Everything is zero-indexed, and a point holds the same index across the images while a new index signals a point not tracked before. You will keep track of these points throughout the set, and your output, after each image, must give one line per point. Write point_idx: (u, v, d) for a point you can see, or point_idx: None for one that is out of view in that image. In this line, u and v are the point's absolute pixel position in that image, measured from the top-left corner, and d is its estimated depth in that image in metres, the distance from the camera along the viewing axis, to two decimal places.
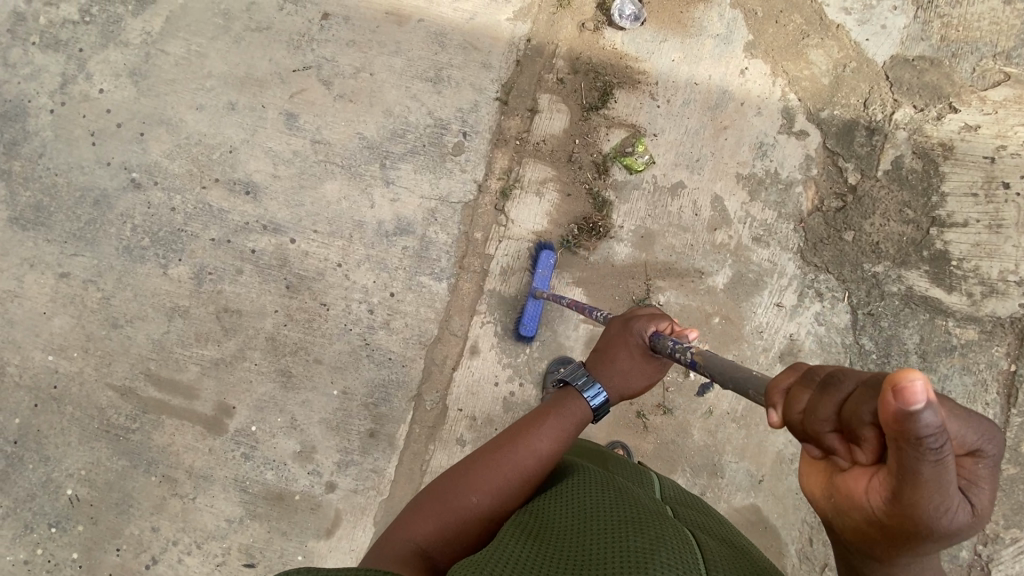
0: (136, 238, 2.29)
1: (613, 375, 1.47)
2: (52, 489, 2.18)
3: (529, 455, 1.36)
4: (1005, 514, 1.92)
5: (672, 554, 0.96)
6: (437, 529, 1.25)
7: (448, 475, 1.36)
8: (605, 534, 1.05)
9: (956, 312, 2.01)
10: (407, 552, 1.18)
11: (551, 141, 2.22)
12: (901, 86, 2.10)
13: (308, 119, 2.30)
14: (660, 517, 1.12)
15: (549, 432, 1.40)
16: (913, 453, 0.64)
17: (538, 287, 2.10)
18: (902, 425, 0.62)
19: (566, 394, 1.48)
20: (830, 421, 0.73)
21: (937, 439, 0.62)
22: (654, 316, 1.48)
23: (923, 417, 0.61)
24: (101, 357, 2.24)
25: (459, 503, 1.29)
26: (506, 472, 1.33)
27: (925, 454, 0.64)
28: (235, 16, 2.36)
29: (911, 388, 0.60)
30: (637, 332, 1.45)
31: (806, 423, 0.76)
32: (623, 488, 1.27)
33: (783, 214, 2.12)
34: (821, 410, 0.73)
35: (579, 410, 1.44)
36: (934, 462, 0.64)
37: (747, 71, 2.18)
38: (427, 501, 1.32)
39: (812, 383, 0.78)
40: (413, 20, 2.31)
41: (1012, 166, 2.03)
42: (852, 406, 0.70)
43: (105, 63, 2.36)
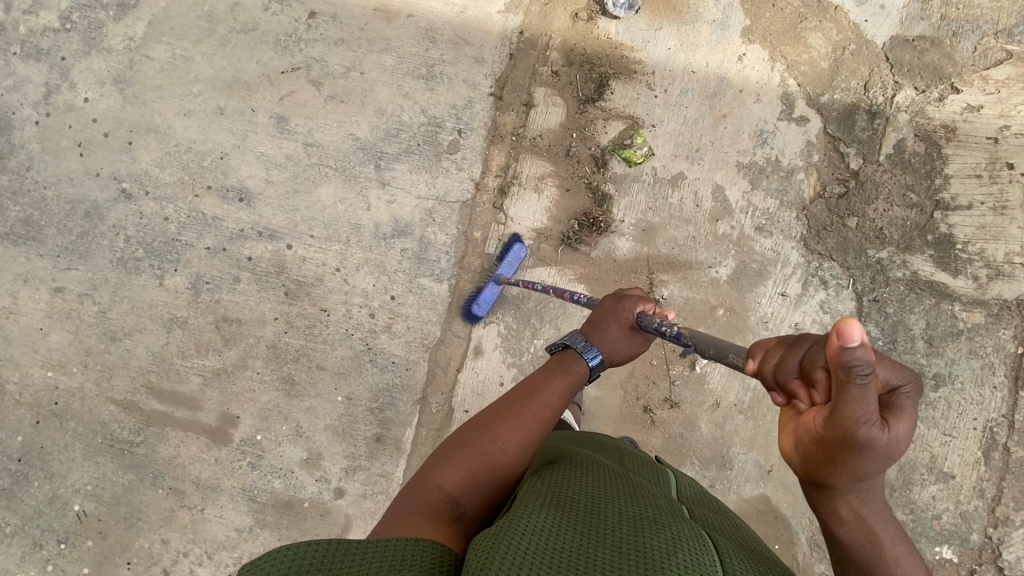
0: (130, 250, 2.26)
1: (609, 340, 1.47)
2: (59, 506, 2.17)
3: (546, 407, 1.38)
4: (1014, 496, 1.93)
5: (691, 555, 0.95)
6: (465, 477, 1.23)
7: (467, 427, 1.34)
8: (622, 525, 1.02)
9: (962, 296, 2.00)
10: (437, 501, 1.15)
11: (548, 136, 2.19)
12: (902, 68, 2.06)
13: (299, 122, 2.26)
14: (677, 517, 1.09)
15: (561, 386, 1.42)
16: (846, 381, 0.78)
17: (500, 273, 2.12)
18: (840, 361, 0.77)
19: (565, 357, 1.47)
20: (793, 370, 0.88)
21: (866, 370, 0.77)
22: (646, 294, 1.54)
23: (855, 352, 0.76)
24: (101, 371, 2.22)
25: (486, 451, 1.27)
26: (527, 422, 1.34)
27: (856, 382, 0.78)
28: (219, 18, 2.31)
29: (847, 333, 0.76)
30: (632, 304, 1.49)
31: (776, 374, 0.91)
32: (639, 484, 1.24)
33: (785, 202, 2.09)
34: (788, 361, 0.89)
35: (580, 371, 1.44)
36: (864, 391, 0.79)
37: (745, 57, 2.14)
38: (449, 452, 1.28)
39: (782, 342, 0.94)
40: (402, 16, 2.26)
41: (1015, 146, 2.00)
42: (809, 355, 0.86)
43: (89, 71, 2.31)
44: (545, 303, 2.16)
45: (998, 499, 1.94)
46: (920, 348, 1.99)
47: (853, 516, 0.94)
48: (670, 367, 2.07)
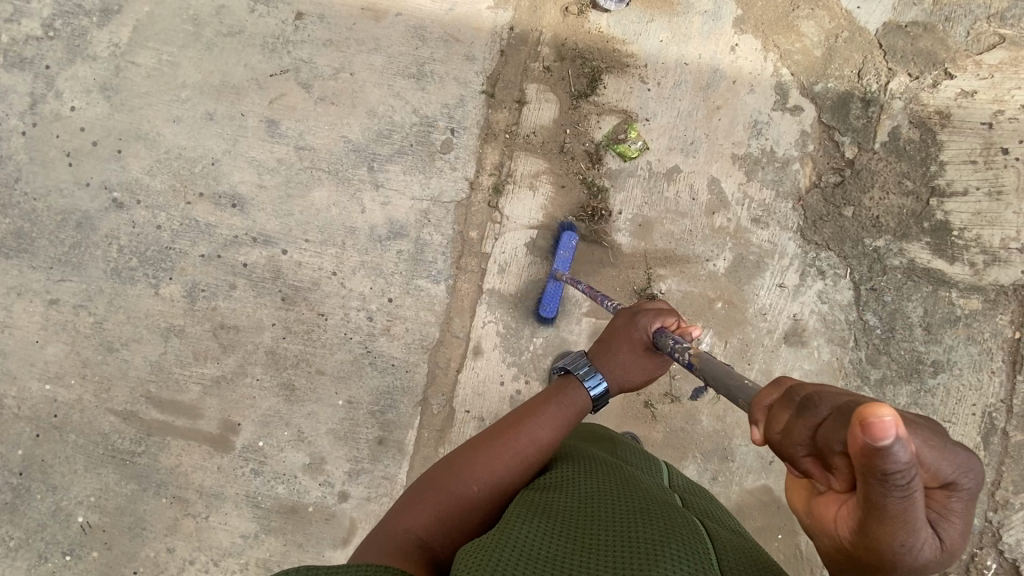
0: (124, 259, 2.24)
1: (615, 366, 1.45)
2: (63, 518, 2.17)
3: (529, 445, 1.34)
4: (1014, 480, 1.95)
5: (684, 546, 0.95)
6: (438, 517, 1.22)
7: (446, 465, 1.34)
8: (614, 521, 1.03)
9: (959, 282, 2.00)
10: (407, 543, 1.13)
11: (541, 133, 2.17)
12: (896, 54, 2.05)
13: (290, 125, 2.23)
14: (668, 506, 1.11)
15: (548, 421, 1.38)
16: (880, 483, 0.64)
17: (557, 267, 2.06)
18: (870, 460, 0.62)
19: (567, 381, 1.48)
20: (805, 446, 0.71)
21: (904, 472, 0.62)
22: (663, 311, 1.42)
23: (891, 452, 0.61)
24: (99, 383, 2.20)
25: (462, 493, 1.26)
26: (506, 460, 1.31)
27: (894, 484, 0.63)
28: (205, 22, 2.28)
29: (879, 423, 0.61)
30: (641, 327, 1.41)
31: (784, 445, 0.75)
32: (631, 475, 1.25)
33: (781, 192, 2.09)
34: (798, 432, 0.72)
35: (579, 400, 1.43)
36: (901, 496, 0.64)
37: (738, 47, 2.12)
38: (425, 492, 1.28)
39: (791, 403, 0.76)
40: (390, 14, 2.23)
41: (1009, 131, 2.00)
42: (827, 433, 0.68)
43: (74, 79, 2.27)
44: None
45: (998, 483, 1.96)
46: (918, 335, 2.00)
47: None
48: (670, 362, 2.07)
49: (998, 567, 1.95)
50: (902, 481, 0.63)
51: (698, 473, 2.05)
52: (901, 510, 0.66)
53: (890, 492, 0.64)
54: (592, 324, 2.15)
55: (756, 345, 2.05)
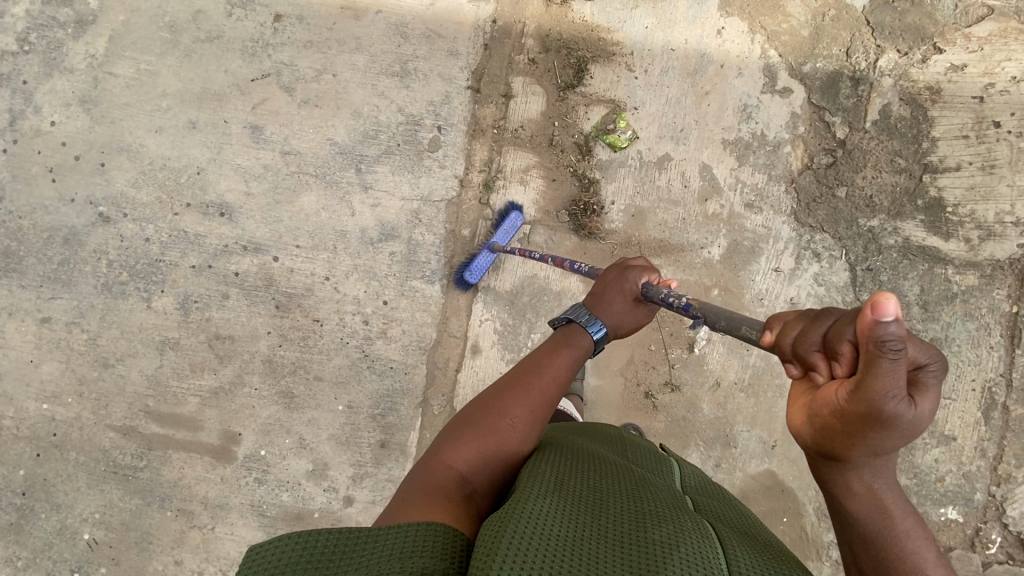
0: (114, 274, 2.21)
1: (613, 314, 1.45)
2: (69, 536, 2.16)
3: (551, 381, 1.36)
4: (1016, 453, 1.96)
5: (692, 549, 0.94)
6: (475, 454, 1.22)
7: (474, 406, 1.33)
8: (625, 520, 1.01)
9: (955, 259, 1.99)
10: (449, 482, 1.14)
11: (529, 126, 2.14)
12: (884, 31, 2.02)
13: (274, 130, 2.20)
14: (679, 509, 1.09)
15: (566, 360, 1.40)
16: (874, 354, 0.73)
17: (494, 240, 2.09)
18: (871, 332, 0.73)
19: (570, 330, 1.46)
20: (816, 343, 0.84)
21: (898, 342, 0.72)
22: (649, 266, 1.51)
23: (889, 324, 0.71)
24: (97, 399, 2.19)
25: (494, 428, 1.26)
26: (534, 393, 1.33)
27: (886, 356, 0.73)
28: (182, 29, 2.24)
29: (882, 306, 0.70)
30: (633, 278, 1.47)
31: (798, 347, 0.87)
32: (642, 477, 1.24)
33: (773, 176, 2.07)
34: (811, 333, 0.85)
35: (585, 344, 1.43)
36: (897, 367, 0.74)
37: (724, 30, 2.09)
38: (459, 432, 1.27)
39: (807, 316, 0.89)
40: (371, 12, 2.19)
41: (1001, 104, 1.98)
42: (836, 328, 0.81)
43: (52, 93, 2.23)
44: (540, 296, 2.14)
45: (1000, 457, 1.97)
46: (916, 313, 2.00)
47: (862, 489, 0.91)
48: (669, 351, 2.06)
49: (1002, 540, 1.97)
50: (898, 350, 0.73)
51: (701, 460, 2.05)
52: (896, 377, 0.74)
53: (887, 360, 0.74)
54: None
55: None
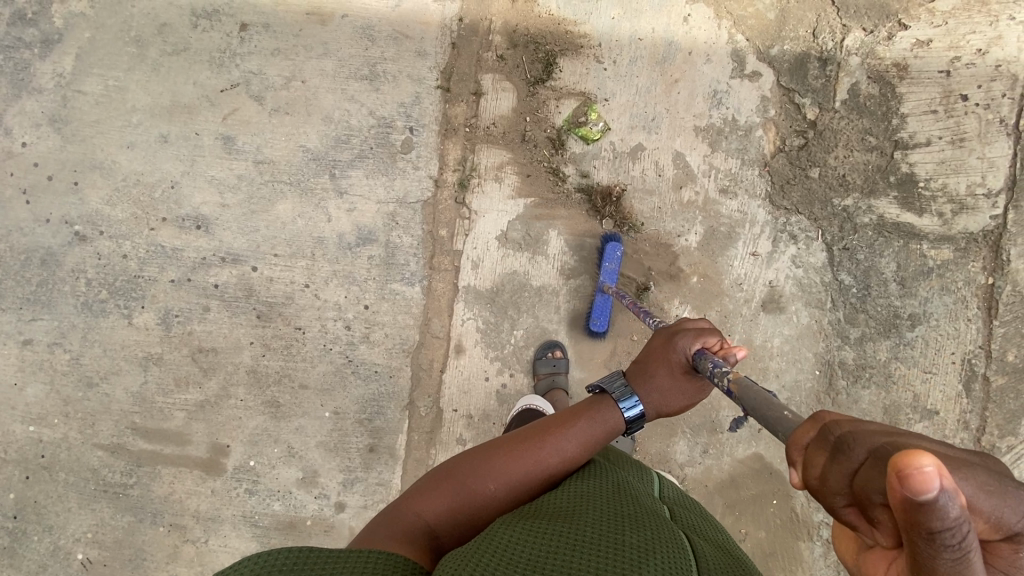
0: (94, 293, 2.21)
1: (652, 390, 1.38)
2: (62, 556, 2.16)
3: (552, 454, 1.29)
4: (999, 424, 1.98)
5: (669, 557, 0.95)
6: (450, 509, 1.22)
7: (468, 455, 1.32)
8: (601, 522, 1.03)
9: (930, 233, 2.00)
10: (415, 529, 1.15)
11: (501, 123, 2.14)
12: (848, 10, 2.03)
13: (246, 140, 2.19)
14: (657, 515, 1.10)
15: (577, 435, 1.32)
16: (922, 540, 0.53)
17: (604, 280, 2.01)
18: (910, 516, 0.51)
19: (601, 402, 1.40)
20: (844, 496, 0.62)
21: (953, 529, 0.51)
22: (702, 331, 1.35)
23: (943, 509, 0.50)
24: (83, 419, 2.18)
25: (476, 488, 1.24)
26: (527, 467, 1.27)
27: (942, 549, 0.53)
28: (148, 43, 2.22)
29: (919, 476, 0.50)
30: (678, 350, 1.34)
31: (821, 492, 0.66)
32: (623, 481, 1.24)
33: (746, 160, 2.07)
34: (834, 479, 0.63)
35: (613, 420, 1.36)
36: (955, 561, 0.53)
37: (690, 17, 2.09)
38: (445, 477, 1.28)
39: (828, 446, 0.67)
40: (337, 17, 2.18)
41: (967, 77, 1.98)
42: (864, 480, 0.59)
43: (22, 114, 2.22)
44: (520, 293, 2.14)
45: (983, 429, 1.98)
46: (893, 290, 2.01)
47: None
48: None
49: None
50: (953, 539, 0.52)
51: (689, 448, 2.06)
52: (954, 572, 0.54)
53: (939, 552, 0.53)
54: (571, 311, 2.14)
55: (734, 316, 2.05)
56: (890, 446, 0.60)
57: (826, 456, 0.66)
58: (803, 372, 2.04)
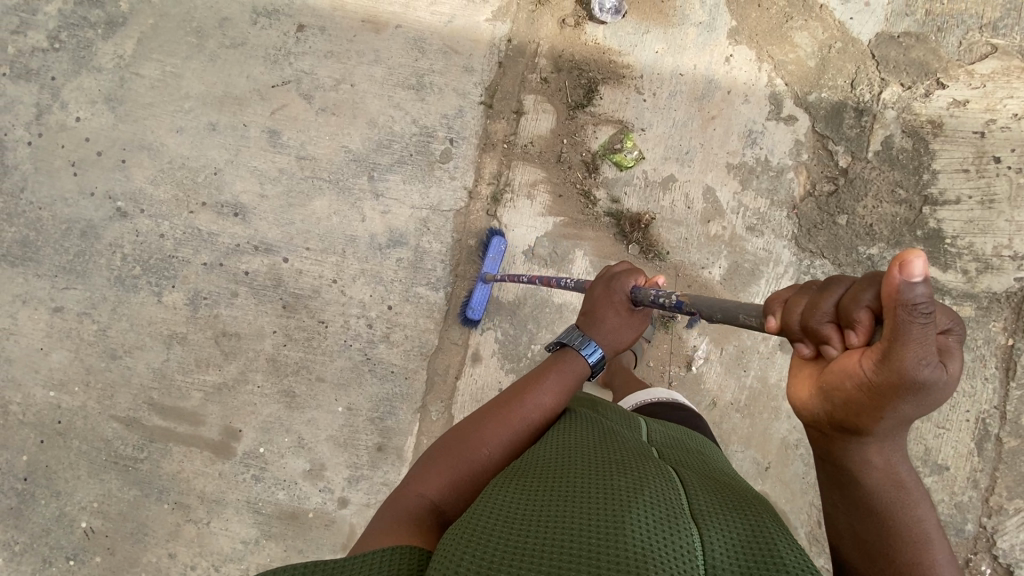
0: (128, 268, 2.27)
1: (607, 331, 1.56)
2: (67, 523, 2.19)
3: (535, 409, 1.47)
4: (1009, 486, 1.97)
5: (656, 492, 1.06)
6: (450, 482, 1.35)
7: (455, 431, 1.46)
8: (591, 472, 1.13)
9: (952, 289, 2.02)
10: (421, 509, 1.28)
11: (539, 142, 2.20)
12: (888, 65, 2.08)
13: (292, 136, 2.26)
14: (644, 458, 1.21)
15: (552, 386, 1.50)
16: (905, 315, 0.77)
17: (487, 270, 2.13)
18: (898, 297, 0.77)
19: (564, 354, 1.56)
20: (829, 313, 0.88)
21: (926, 305, 0.77)
22: (631, 270, 1.59)
23: (915, 287, 0.76)
24: (103, 390, 2.23)
25: (470, 458, 1.38)
26: (514, 424, 1.43)
27: (915, 315, 0.77)
28: (208, 35, 2.31)
29: (912, 265, 0.75)
30: (619, 290, 1.56)
31: (806, 318, 0.91)
32: (610, 429, 1.36)
33: (775, 201, 2.11)
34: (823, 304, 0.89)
35: (579, 365, 1.53)
36: (922, 323, 0.78)
37: (732, 58, 2.15)
38: (439, 456, 1.41)
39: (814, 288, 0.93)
40: (390, 26, 2.26)
41: (1001, 140, 2.02)
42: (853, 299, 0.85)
43: (80, 90, 2.32)
44: (542, 308, 2.18)
45: (992, 489, 1.97)
46: None
47: (881, 463, 0.99)
48: (668, 368, 2.07)
49: (992, 572, 1.97)
50: (924, 309, 0.77)
51: None
52: (919, 334, 0.79)
53: (913, 319, 0.78)
54: None
55: (751, 352, 2.07)
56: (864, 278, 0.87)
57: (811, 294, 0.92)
58: None
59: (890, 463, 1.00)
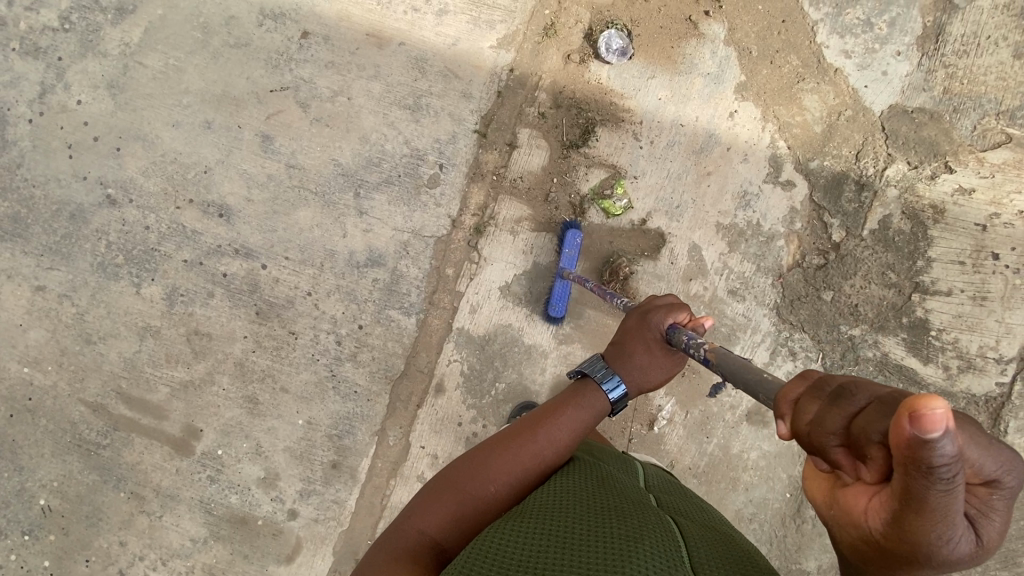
0: (111, 256, 2.29)
1: (631, 369, 1.44)
2: (26, 499, 2.23)
3: (548, 446, 1.39)
4: None
5: (656, 541, 1.04)
6: (451, 519, 1.30)
7: (464, 461, 1.39)
8: (587, 518, 1.11)
9: (930, 384, 1.96)
10: (420, 547, 1.23)
11: (529, 179, 2.16)
12: (897, 140, 2.01)
13: (284, 142, 2.25)
14: (642, 504, 1.19)
15: (568, 422, 1.41)
16: (918, 476, 0.62)
17: (564, 266, 2.04)
18: (913, 450, 0.61)
19: (585, 386, 1.47)
20: (838, 436, 0.69)
21: (947, 467, 0.61)
22: (673, 307, 1.45)
23: (939, 444, 0.59)
24: (74, 372, 2.26)
25: (477, 493, 1.32)
26: (525, 462, 1.36)
27: (932, 479, 0.62)
28: (214, 31, 2.30)
29: (929, 415, 0.58)
30: (653, 327, 1.43)
31: (813, 433, 0.72)
32: (608, 473, 1.34)
33: (762, 267, 2.04)
34: (829, 421, 0.70)
35: (597, 403, 1.44)
36: (942, 489, 0.63)
37: (736, 114, 2.08)
38: (444, 487, 1.35)
39: (822, 393, 0.74)
40: (394, 43, 2.23)
41: (1002, 236, 1.96)
42: (864, 422, 0.67)
43: (83, 73, 2.33)
44: (511, 347, 2.15)
45: None
46: None
47: None
48: (630, 425, 2.03)
49: None
50: (943, 472, 0.62)
51: None
52: (937, 499, 0.64)
53: (929, 481, 0.63)
54: (555, 376, 2.14)
55: (716, 419, 2.02)
56: (889, 396, 0.68)
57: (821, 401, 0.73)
58: (774, 491, 2.01)
59: None
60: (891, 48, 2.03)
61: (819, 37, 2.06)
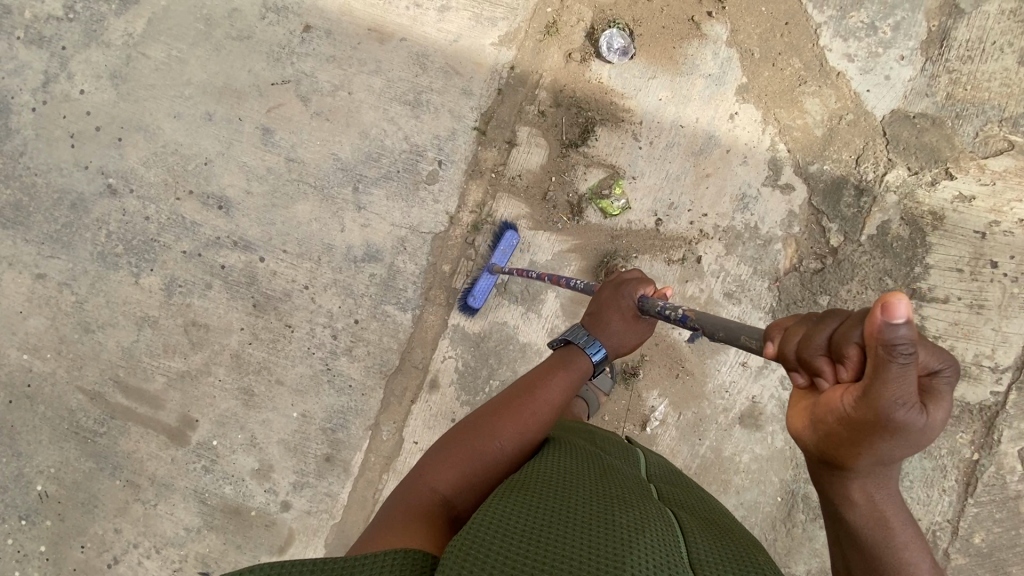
0: (111, 246, 2.30)
1: (611, 334, 1.49)
2: (23, 484, 2.25)
3: (545, 404, 1.42)
4: None
5: (658, 536, 1.02)
6: (460, 478, 1.30)
7: (466, 425, 1.40)
8: (593, 504, 1.09)
9: None
10: (432, 504, 1.22)
11: (527, 177, 2.15)
12: (898, 145, 1.99)
13: (285, 136, 2.26)
14: (644, 498, 1.18)
15: (562, 381, 1.46)
16: (885, 357, 0.75)
17: (494, 262, 2.09)
18: (881, 335, 0.74)
19: (569, 352, 1.51)
20: (822, 347, 0.85)
21: (907, 347, 0.74)
22: (642, 278, 1.52)
23: (899, 328, 0.73)
24: (73, 360, 2.28)
25: (483, 450, 1.34)
26: (526, 419, 1.39)
27: (895, 361, 0.75)
28: (217, 24, 2.31)
29: (894, 306, 0.73)
30: (627, 294, 1.48)
31: (801, 349, 0.88)
32: (609, 464, 1.33)
33: (758, 270, 2.04)
34: (815, 336, 0.86)
35: (581, 366, 1.48)
36: (902, 369, 0.76)
37: (736, 115, 2.07)
38: (449, 450, 1.35)
39: (808, 321, 0.91)
40: (396, 38, 2.23)
41: (1002, 245, 1.95)
42: (843, 331, 0.82)
43: (87, 63, 2.34)
44: (505, 345, 2.16)
45: None
46: None
47: (863, 500, 0.96)
48: (622, 425, 2.03)
49: None
50: (905, 352, 0.75)
51: None
52: (900, 379, 0.76)
53: (892, 363, 0.75)
54: None
55: (709, 421, 2.02)
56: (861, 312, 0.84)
57: (807, 326, 0.89)
58: (764, 494, 2.01)
59: (875, 504, 0.96)
60: (894, 53, 2.02)
61: (822, 40, 2.04)
